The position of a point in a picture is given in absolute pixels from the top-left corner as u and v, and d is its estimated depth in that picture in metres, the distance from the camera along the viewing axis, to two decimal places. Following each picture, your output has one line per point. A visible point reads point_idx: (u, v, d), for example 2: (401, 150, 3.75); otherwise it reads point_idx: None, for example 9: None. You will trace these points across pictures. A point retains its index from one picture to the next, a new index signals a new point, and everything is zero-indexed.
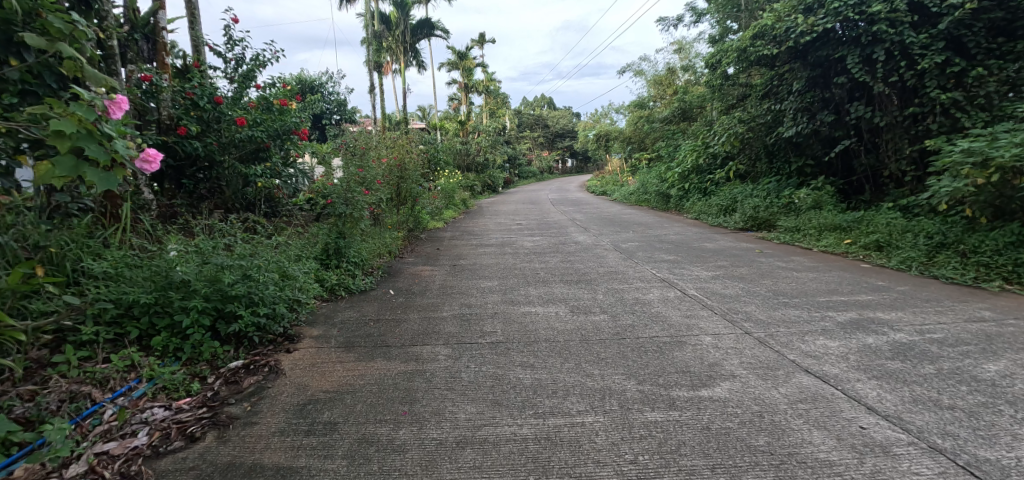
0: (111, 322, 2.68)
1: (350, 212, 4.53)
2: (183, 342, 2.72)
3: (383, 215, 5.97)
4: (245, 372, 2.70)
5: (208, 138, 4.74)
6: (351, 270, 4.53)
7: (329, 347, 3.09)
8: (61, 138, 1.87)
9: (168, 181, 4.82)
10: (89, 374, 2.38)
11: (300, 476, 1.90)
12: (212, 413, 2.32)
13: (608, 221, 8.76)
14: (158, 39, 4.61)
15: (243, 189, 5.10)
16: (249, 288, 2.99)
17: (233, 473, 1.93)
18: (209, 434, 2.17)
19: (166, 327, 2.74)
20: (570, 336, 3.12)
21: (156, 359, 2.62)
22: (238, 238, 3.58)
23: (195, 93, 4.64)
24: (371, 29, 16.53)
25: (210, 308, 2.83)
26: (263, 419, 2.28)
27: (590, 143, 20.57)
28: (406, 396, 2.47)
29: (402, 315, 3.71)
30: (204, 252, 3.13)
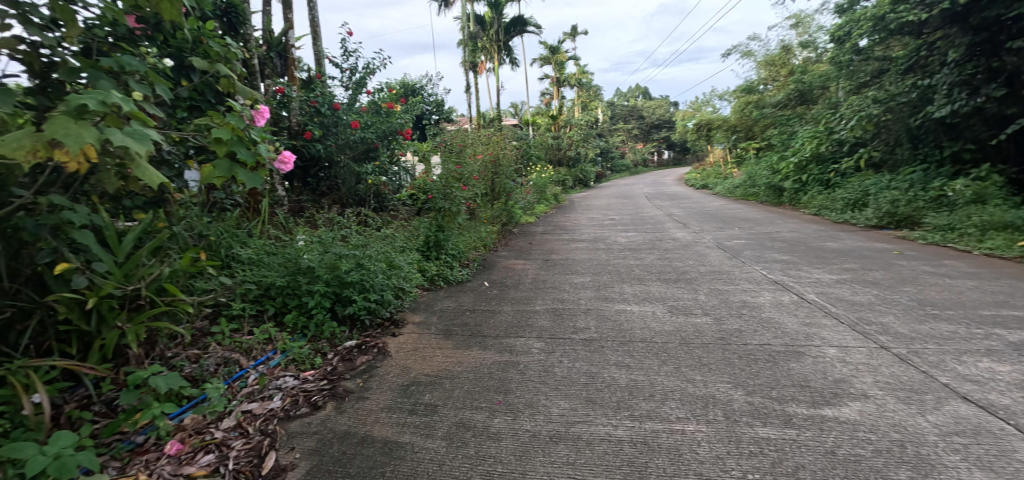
0: (254, 300, 3.12)
1: (448, 206, 4.87)
2: (308, 321, 3.08)
3: (479, 210, 6.18)
4: (358, 351, 3.00)
5: (328, 140, 5.25)
6: (449, 262, 4.80)
7: (430, 333, 3.34)
8: (219, 144, 2.20)
9: (297, 180, 5.45)
10: (237, 343, 2.78)
11: (405, 451, 2.11)
12: (331, 386, 2.61)
13: (709, 217, 8.42)
14: (289, 56, 5.19)
15: (357, 186, 5.56)
16: (363, 275, 3.29)
17: (348, 440, 2.18)
18: (328, 404, 2.45)
19: (295, 307, 3.12)
20: (669, 338, 3.09)
21: (288, 334, 3.00)
22: (354, 231, 3.97)
23: (318, 101, 5.16)
24: (466, 30, 17.10)
25: (331, 291, 3.18)
26: (373, 395, 2.53)
27: (690, 133, 19.65)
28: (500, 385, 2.62)
29: (497, 307, 3.88)
30: (325, 242, 3.49)
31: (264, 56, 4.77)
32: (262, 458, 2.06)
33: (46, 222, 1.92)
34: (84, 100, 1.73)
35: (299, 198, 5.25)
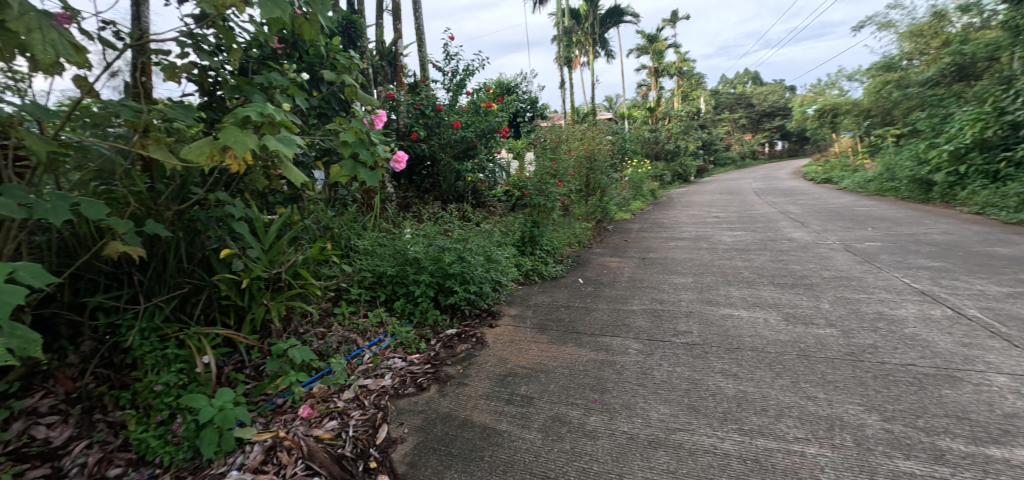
0: (368, 286, 3.38)
1: (544, 203, 4.88)
2: (415, 308, 3.29)
3: (573, 206, 6.13)
4: (458, 340, 3.19)
5: (432, 140, 5.49)
6: (544, 257, 4.82)
7: (525, 326, 3.43)
8: (345, 145, 2.37)
9: (403, 178, 5.72)
10: (354, 324, 3.05)
11: (502, 438, 2.25)
12: (434, 370, 2.84)
13: (833, 215, 7.65)
14: (397, 63, 5.46)
15: (455, 183, 5.76)
16: (464, 268, 3.46)
17: (451, 422, 2.39)
18: (432, 386, 2.69)
19: (403, 295, 3.34)
20: (785, 349, 2.84)
21: (396, 319, 3.23)
22: (456, 225, 4.16)
23: (423, 104, 5.38)
24: (561, 26, 17.04)
25: (435, 282, 3.39)
26: (472, 382, 2.73)
27: (812, 120, 17.97)
28: (597, 384, 2.63)
29: (591, 304, 3.84)
30: (430, 236, 3.70)
31: (377, 63, 5.05)
32: (376, 429, 2.35)
33: (214, 215, 2.51)
34: (246, 112, 2.11)
35: (405, 194, 5.55)
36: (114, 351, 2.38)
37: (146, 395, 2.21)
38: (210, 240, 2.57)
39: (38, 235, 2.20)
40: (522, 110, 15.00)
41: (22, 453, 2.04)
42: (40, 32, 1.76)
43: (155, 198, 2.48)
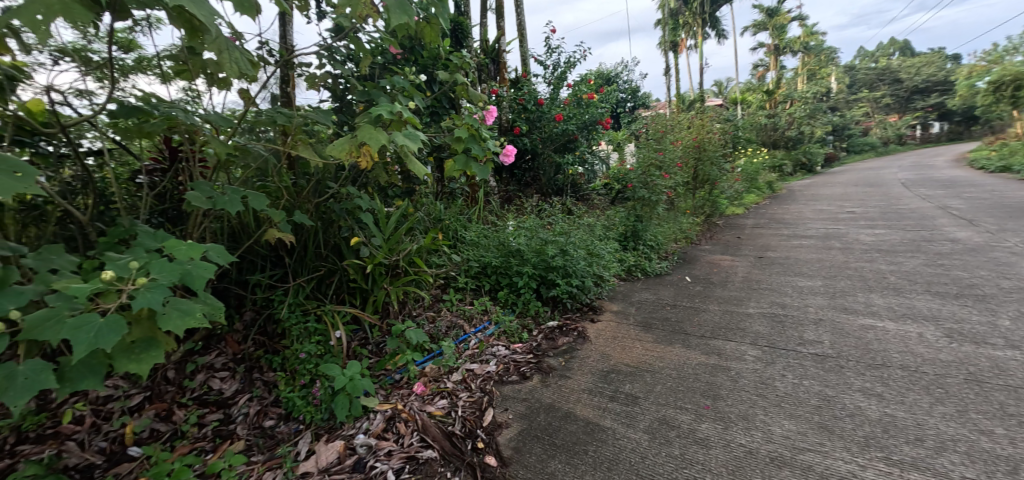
0: (474, 274, 4.03)
1: (648, 196, 4.79)
2: (517, 298, 3.83)
3: (679, 200, 5.84)
4: (559, 332, 3.58)
5: (534, 134, 5.48)
6: (647, 253, 4.73)
7: (628, 324, 3.58)
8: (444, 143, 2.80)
9: (505, 173, 5.78)
10: (461, 310, 3.67)
11: (607, 435, 2.39)
12: (538, 360, 3.20)
13: (1011, 211, 6.49)
14: (500, 60, 5.57)
15: (555, 176, 5.75)
16: (565, 261, 3.90)
17: (555, 412, 2.65)
18: (535, 376, 3.03)
19: (507, 285, 3.93)
20: (952, 372, 2.45)
21: (500, 308, 3.82)
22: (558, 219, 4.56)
23: (525, 99, 5.44)
24: (669, 8, 16.28)
25: (537, 274, 3.89)
26: (573, 376, 2.99)
27: (986, 96, 15.33)
28: (710, 390, 2.58)
29: (701, 305, 3.68)
30: (532, 230, 4.27)
31: (483, 61, 5.12)
32: (482, 412, 2.71)
33: (345, 207, 3.20)
34: (380, 111, 2.72)
35: (507, 188, 5.69)
36: (267, 322, 3.22)
37: (294, 361, 2.86)
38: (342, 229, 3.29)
39: (216, 227, 3.02)
40: (623, 100, 14.57)
41: (203, 399, 2.81)
42: (228, 52, 2.10)
43: (300, 193, 3.24)
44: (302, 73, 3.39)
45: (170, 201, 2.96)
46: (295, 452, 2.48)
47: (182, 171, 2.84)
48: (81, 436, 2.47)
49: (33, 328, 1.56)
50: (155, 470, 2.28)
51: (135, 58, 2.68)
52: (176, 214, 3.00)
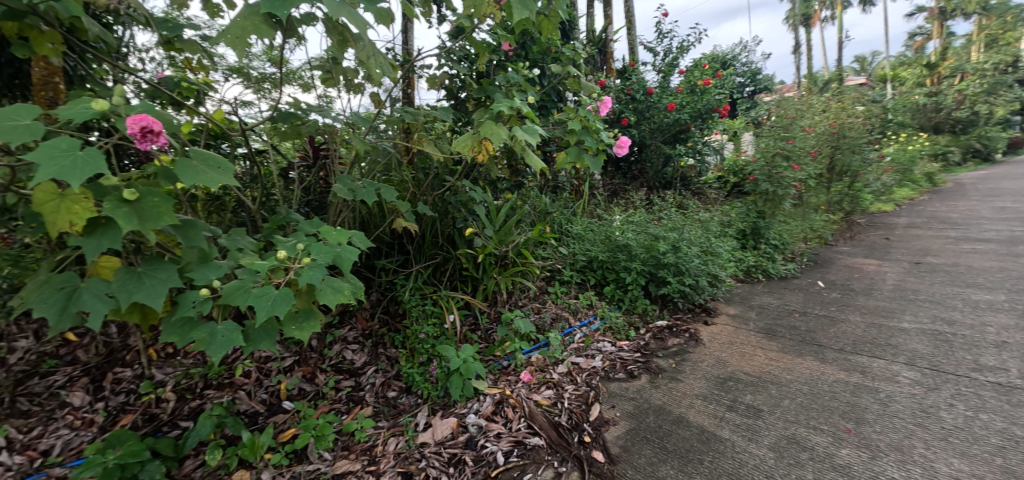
0: (579, 268, 4.34)
1: (773, 191, 4.50)
2: (623, 295, 4.06)
3: (808, 194, 5.13)
4: (669, 333, 3.72)
5: (642, 125, 5.34)
6: (771, 254, 4.51)
7: (748, 330, 3.61)
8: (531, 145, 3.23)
9: (610, 165, 5.70)
10: (566, 303, 4.01)
11: (726, 445, 2.52)
12: (646, 360, 3.42)
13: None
14: (606, 51, 5.54)
15: (663, 169, 5.58)
16: (677, 259, 3.98)
17: (665, 415, 2.85)
18: (643, 375, 3.25)
19: (613, 280, 4.20)
20: None
21: (607, 304, 4.05)
22: (670, 213, 4.59)
23: (632, 89, 5.23)
24: None
25: (646, 271, 4.08)
26: (685, 379, 3.15)
27: None
28: (853, 412, 2.59)
29: (837, 315, 3.54)
30: (641, 224, 4.49)
31: (591, 53, 4.97)
32: (588, 407, 2.99)
33: (459, 199, 3.86)
34: (500, 107, 3.24)
35: (612, 181, 5.59)
36: (389, 304, 3.87)
37: (414, 340, 3.45)
38: (458, 220, 3.89)
39: (351, 217, 3.73)
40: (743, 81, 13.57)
41: (339, 366, 3.46)
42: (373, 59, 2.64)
43: (421, 185, 3.98)
44: (423, 74, 3.76)
45: (313, 192, 3.84)
46: (414, 423, 2.98)
47: (324, 166, 3.76)
48: (248, 387, 3.19)
49: (230, 294, 2.15)
50: (306, 423, 2.92)
51: (285, 72, 3.34)
52: (317, 204, 3.91)
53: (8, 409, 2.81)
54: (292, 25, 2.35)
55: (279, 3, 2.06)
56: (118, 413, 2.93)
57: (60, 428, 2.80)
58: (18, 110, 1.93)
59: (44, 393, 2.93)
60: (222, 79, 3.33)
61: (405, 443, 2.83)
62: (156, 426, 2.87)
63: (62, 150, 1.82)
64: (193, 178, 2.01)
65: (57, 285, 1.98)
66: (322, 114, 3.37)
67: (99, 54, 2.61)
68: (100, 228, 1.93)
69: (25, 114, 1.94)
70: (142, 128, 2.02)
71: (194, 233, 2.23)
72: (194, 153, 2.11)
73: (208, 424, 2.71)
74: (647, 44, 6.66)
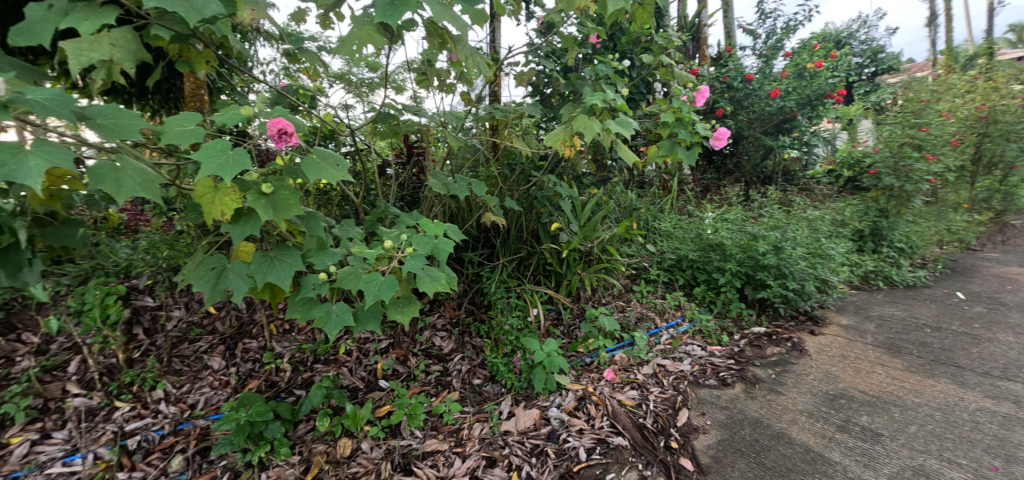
0: (667, 267, 4.09)
1: (899, 185, 4.01)
2: (716, 297, 3.83)
3: (944, 190, 4.56)
4: (768, 341, 3.50)
5: (740, 115, 4.99)
6: (895, 257, 4.12)
7: (867, 343, 3.33)
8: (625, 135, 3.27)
9: (702, 159, 5.48)
10: (652, 303, 3.83)
11: (834, 471, 2.40)
12: (740, 368, 3.24)
13: None
14: (699, 36, 5.29)
15: (763, 163, 5.24)
16: (781, 260, 3.63)
17: (765, 429, 2.72)
18: (737, 384, 3.10)
19: (704, 281, 3.93)
20: None
21: (696, 305, 3.84)
22: (772, 210, 4.23)
23: (729, 76, 4.94)
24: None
25: (743, 271, 3.76)
26: (787, 392, 2.98)
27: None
28: (1004, 449, 2.41)
29: (988, 333, 3.29)
30: (736, 222, 4.13)
31: (687, 39, 4.65)
32: (675, 411, 2.89)
33: (545, 195, 3.82)
34: (594, 100, 3.23)
35: (704, 176, 5.35)
36: (475, 295, 3.86)
37: (500, 331, 3.44)
38: (543, 215, 3.86)
39: (442, 211, 3.81)
40: None
41: (428, 351, 3.50)
42: (470, 61, 2.92)
43: (507, 181, 3.95)
44: (511, 70, 3.69)
45: (407, 188, 3.94)
46: (499, 411, 2.98)
47: (419, 164, 3.90)
48: (351, 364, 3.32)
49: (342, 278, 2.38)
50: (400, 401, 2.98)
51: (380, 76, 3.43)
52: (411, 198, 3.99)
53: (165, 366, 3.11)
54: (399, 33, 2.57)
55: (390, 13, 2.25)
56: (247, 377, 3.16)
57: (204, 386, 3.08)
58: (182, 117, 2.18)
59: (190, 355, 3.22)
60: (328, 85, 3.51)
61: (489, 429, 2.85)
62: (276, 392, 3.08)
63: (217, 150, 2.03)
64: (318, 174, 2.23)
65: (210, 265, 2.32)
66: (415, 114, 3.43)
67: (236, 66, 2.97)
68: (244, 217, 2.20)
69: (189, 121, 2.20)
70: (279, 130, 2.25)
71: (314, 223, 2.51)
72: (318, 152, 2.33)
73: (319, 394, 2.85)
74: (745, 27, 6.31)
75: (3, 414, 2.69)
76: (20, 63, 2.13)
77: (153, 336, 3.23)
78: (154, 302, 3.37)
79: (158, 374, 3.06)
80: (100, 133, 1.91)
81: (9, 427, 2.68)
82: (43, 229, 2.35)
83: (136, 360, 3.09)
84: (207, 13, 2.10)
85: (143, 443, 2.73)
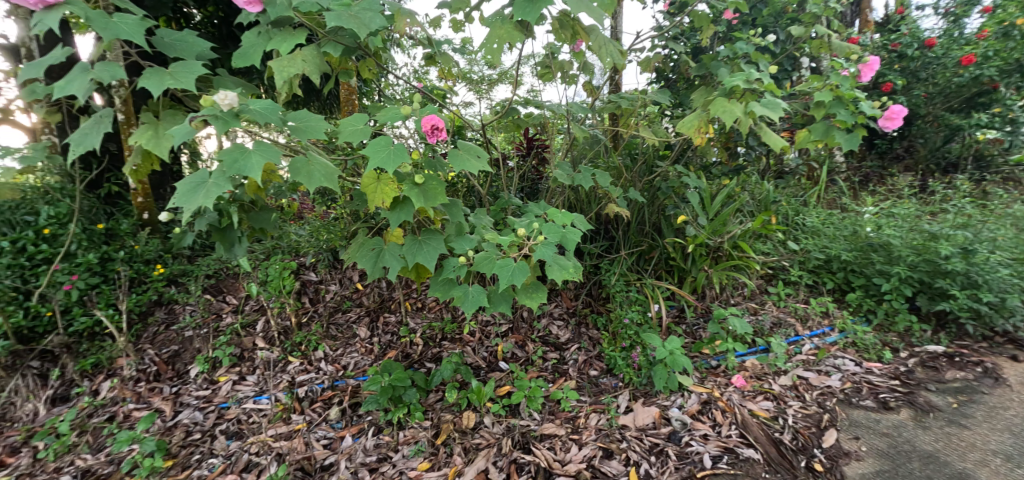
0: (812, 268, 3.56)
1: None
2: (875, 306, 3.26)
3: None
4: (947, 363, 2.92)
5: (916, 90, 4.40)
6: None
7: None
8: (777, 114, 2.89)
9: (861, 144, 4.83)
10: (791, 308, 3.38)
11: None
12: (909, 391, 2.78)
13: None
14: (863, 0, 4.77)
15: (946, 146, 4.38)
16: (971, 268, 2.95)
17: (937, 465, 2.38)
18: (904, 410, 2.68)
19: (861, 287, 3.35)
20: None
21: (850, 314, 3.30)
22: (961, 204, 3.48)
23: (900, 44, 4.47)
24: None
25: (916, 278, 3.13)
26: (974, 427, 2.55)
27: None
28: None
29: None
30: (906, 218, 3.46)
31: (848, 4, 3.96)
32: (821, 430, 2.59)
33: (671, 185, 3.51)
34: (736, 81, 2.90)
35: (862, 164, 4.70)
36: (594, 287, 3.69)
37: (618, 324, 3.27)
38: (667, 207, 3.57)
39: (563, 199, 3.70)
40: None
41: (545, 338, 3.44)
42: (604, 49, 2.80)
43: (630, 171, 3.75)
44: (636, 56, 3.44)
45: (527, 181, 3.86)
46: (617, 404, 2.88)
47: (538, 155, 3.76)
48: (474, 344, 3.39)
49: (480, 263, 2.48)
50: (520, 383, 2.96)
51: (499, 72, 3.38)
52: (532, 188, 3.91)
53: (325, 331, 3.43)
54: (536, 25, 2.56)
55: (529, 9, 2.24)
56: (387, 347, 3.37)
57: (354, 351, 3.34)
58: (355, 119, 2.39)
59: (343, 324, 3.52)
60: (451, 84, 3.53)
61: (607, 420, 2.77)
62: (410, 363, 3.25)
63: (381, 145, 2.22)
64: (462, 163, 2.39)
65: (371, 246, 2.72)
66: (537, 106, 3.32)
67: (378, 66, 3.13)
68: (400, 204, 2.44)
69: (359, 122, 2.40)
70: (431, 126, 2.45)
71: (456, 209, 2.69)
72: (462, 145, 2.50)
73: (449, 368, 2.97)
74: None
75: (215, 357, 3.18)
76: (243, 81, 2.69)
77: (316, 304, 3.58)
78: (316, 277, 3.73)
79: (320, 337, 3.37)
80: (296, 133, 2.21)
81: (218, 368, 3.17)
82: (249, 213, 2.93)
83: (304, 324, 3.45)
84: (374, 27, 2.36)
85: (309, 392, 3.04)
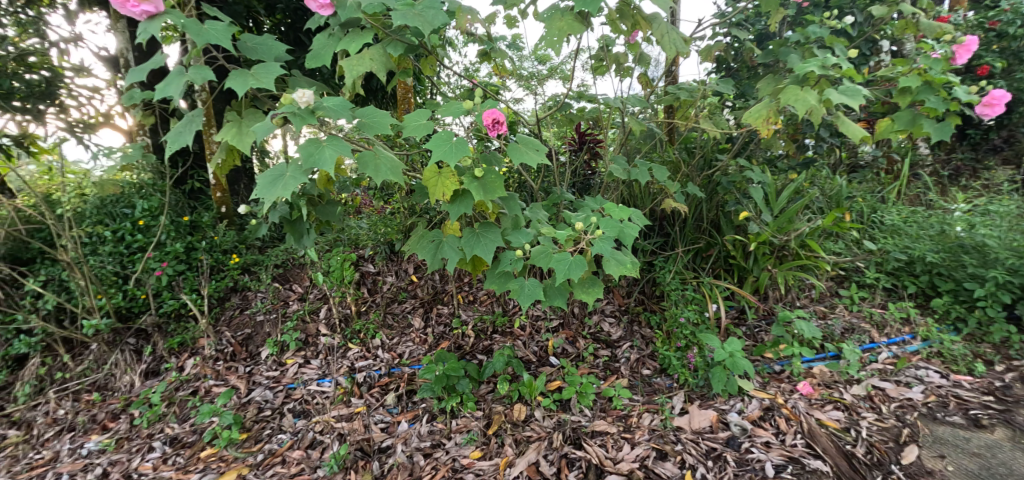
0: (891, 271, 3.28)
1: None
2: (966, 313, 2.95)
3: None
4: None
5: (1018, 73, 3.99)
6: None
7: None
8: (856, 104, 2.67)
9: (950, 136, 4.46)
10: (866, 312, 3.14)
11: None
12: (1005, 409, 2.51)
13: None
14: None
15: None
16: None
17: None
18: (998, 429, 2.42)
19: (949, 292, 3.04)
20: None
21: (935, 322, 3.01)
22: None
23: (1001, 21, 4.00)
24: None
25: (1017, 284, 2.80)
26: None
27: None
28: None
29: None
30: (1006, 216, 3.12)
31: None
32: (900, 446, 2.39)
33: (732, 180, 3.33)
34: (810, 67, 2.70)
35: (951, 156, 4.31)
36: (647, 284, 3.58)
37: (672, 324, 3.16)
38: (728, 203, 3.40)
39: (616, 194, 3.62)
40: None
41: (595, 335, 3.41)
42: (666, 36, 2.70)
43: (687, 166, 3.59)
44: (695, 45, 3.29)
45: (578, 176, 3.82)
46: (671, 405, 2.80)
47: (592, 151, 3.71)
48: (524, 338, 3.41)
49: (537, 257, 2.47)
50: (570, 379, 2.94)
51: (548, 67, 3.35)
52: (584, 183, 3.87)
53: (382, 320, 3.59)
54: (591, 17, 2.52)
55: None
56: (440, 338, 3.47)
57: (408, 341, 3.47)
58: (418, 114, 2.44)
59: (399, 314, 3.67)
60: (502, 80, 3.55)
61: (661, 421, 2.70)
62: (462, 354, 3.34)
63: (442, 140, 2.27)
64: (520, 156, 2.39)
65: (431, 239, 2.77)
66: (590, 99, 3.26)
67: (432, 63, 3.19)
68: (460, 197, 2.48)
69: (422, 117, 2.45)
70: (492, 120, 2.45)
71: (513, 203, 2.70)
72: (520, 139, 2.49)
73: (501, 360, 3.01)
74: None
75: (282, 341, 3.42)
76: (314, 80, 2.83)
77: (374, 295, 3.75)
78: (374, 269, 3.90)
79: (377, 326, 3.52)
80: (363, 129, 2.33)
81: (286, 351, 3.40)
82: (316, 206, 3.07)
83: (363, 313, 3.63)
84: (437, 23, 2.42)
85: (368, 378, 3.19)
